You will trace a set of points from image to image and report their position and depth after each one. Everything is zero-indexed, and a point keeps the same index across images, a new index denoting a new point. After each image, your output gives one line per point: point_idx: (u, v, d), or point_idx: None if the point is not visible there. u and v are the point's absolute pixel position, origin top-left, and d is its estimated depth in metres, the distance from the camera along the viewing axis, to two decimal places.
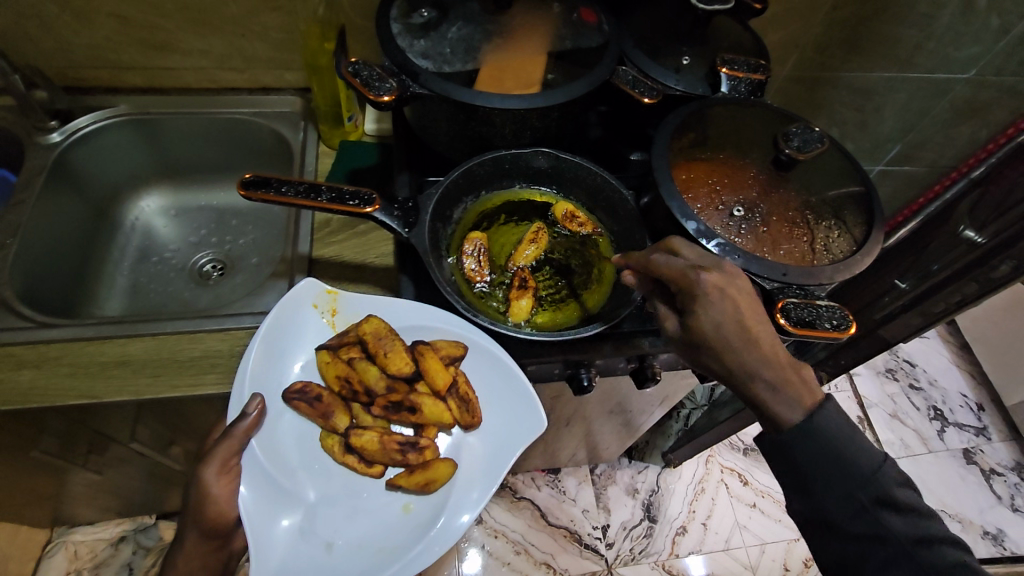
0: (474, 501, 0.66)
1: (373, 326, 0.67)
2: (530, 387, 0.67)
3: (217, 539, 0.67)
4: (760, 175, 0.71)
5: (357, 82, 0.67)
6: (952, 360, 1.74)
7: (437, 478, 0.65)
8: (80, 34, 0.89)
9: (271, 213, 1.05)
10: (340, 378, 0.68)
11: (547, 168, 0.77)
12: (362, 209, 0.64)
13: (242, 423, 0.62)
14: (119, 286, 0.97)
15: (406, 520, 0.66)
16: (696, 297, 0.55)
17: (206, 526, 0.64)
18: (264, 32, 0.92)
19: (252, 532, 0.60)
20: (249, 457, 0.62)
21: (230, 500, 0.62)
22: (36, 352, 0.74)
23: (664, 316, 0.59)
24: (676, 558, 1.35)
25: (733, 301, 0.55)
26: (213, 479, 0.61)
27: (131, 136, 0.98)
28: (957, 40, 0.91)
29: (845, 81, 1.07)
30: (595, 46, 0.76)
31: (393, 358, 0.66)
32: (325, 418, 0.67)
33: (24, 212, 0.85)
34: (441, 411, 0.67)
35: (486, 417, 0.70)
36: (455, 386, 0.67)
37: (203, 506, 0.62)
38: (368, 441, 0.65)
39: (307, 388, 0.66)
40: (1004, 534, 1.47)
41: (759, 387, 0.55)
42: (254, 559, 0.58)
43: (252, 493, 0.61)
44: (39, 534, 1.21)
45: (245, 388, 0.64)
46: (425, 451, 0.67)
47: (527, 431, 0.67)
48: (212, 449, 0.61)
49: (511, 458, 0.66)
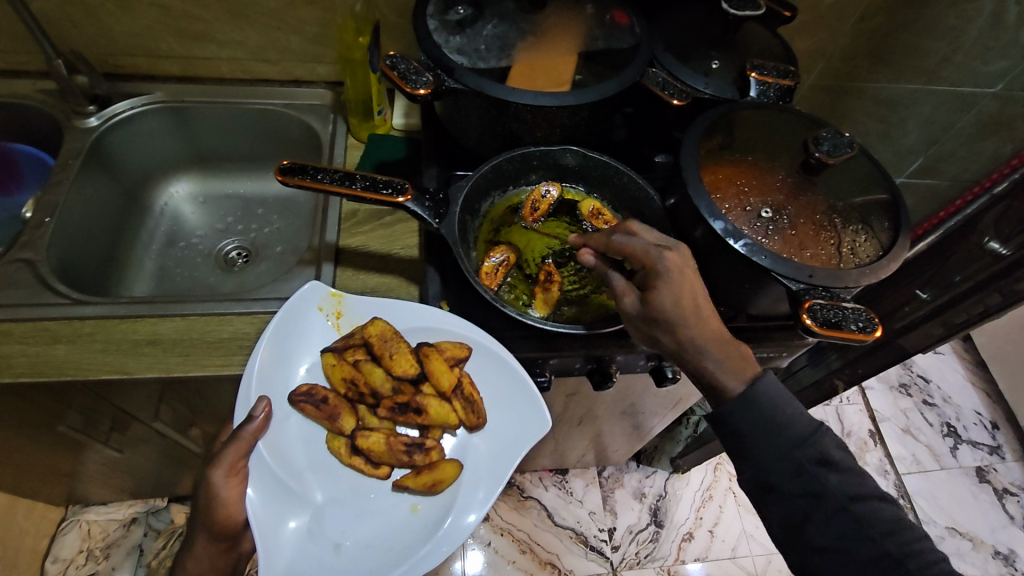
0: (481, 501, 0.66)
1: (379, 328, 0.69)
2: (534, 387, 0.69)
3: (226, 539, 0.68)
4: (787, 178, 0.71)
5: (394, 75, 0.69)
6: (967, 377, 1.73)
7: (443, 479, 0.66)
8: (122, 21, 0.91)
9: (297, 204, 1.07)
10: (346, 381, 0.68)
11: (574, 166, 0.79)
12: (394, 199, 0.65)
13: (249, 426, 0.63)
14: (146, 270, 0.99)
15: (413, 521, 0.67)
16: (662, 273, 0.60)
17: (216, 527, 0.66)
18: (299, 26, 0.95)
19: (262, 535, 0.60)
20: (255, 459, 0.63)
21: (237, 503, 0.65)
22: (70, 327, 0.76)
23: (622, 293, 0.62)
24: (681, 565, 1.34)
25: (689, 282, 0.60)
26: (222, 482, 0.63)
27: (164, 125, 1.01)
28: (985, 55, 0.90)
29: (873, 93, 1.08)
30: (626, 47, 0.77)
31: (398, 360, 0.67)
32: (332, 420, 0.67)
33: (60, 193, 0.87)
34: (446, 412, 0.68)
35: (490, 417, 0.70)
36: (460, 387, 0.68)
37: (213, 508, 0.64)
38: (374, 443, 0.66)
39: (314, 391, 0.67)
40: (1016, 555, 1.44)
41: (706, 363, 0.59)
42: (262, 561, 0.59)
43: (260, 496, 0.62)
44: (53, 512, 1.23)
45: (252, 390, 0.65)
46: (431, 452, 0.68)
47: (533, 432, 0.68)
48: (220, 453, 0.63)
49: (517, 458, 0.67)
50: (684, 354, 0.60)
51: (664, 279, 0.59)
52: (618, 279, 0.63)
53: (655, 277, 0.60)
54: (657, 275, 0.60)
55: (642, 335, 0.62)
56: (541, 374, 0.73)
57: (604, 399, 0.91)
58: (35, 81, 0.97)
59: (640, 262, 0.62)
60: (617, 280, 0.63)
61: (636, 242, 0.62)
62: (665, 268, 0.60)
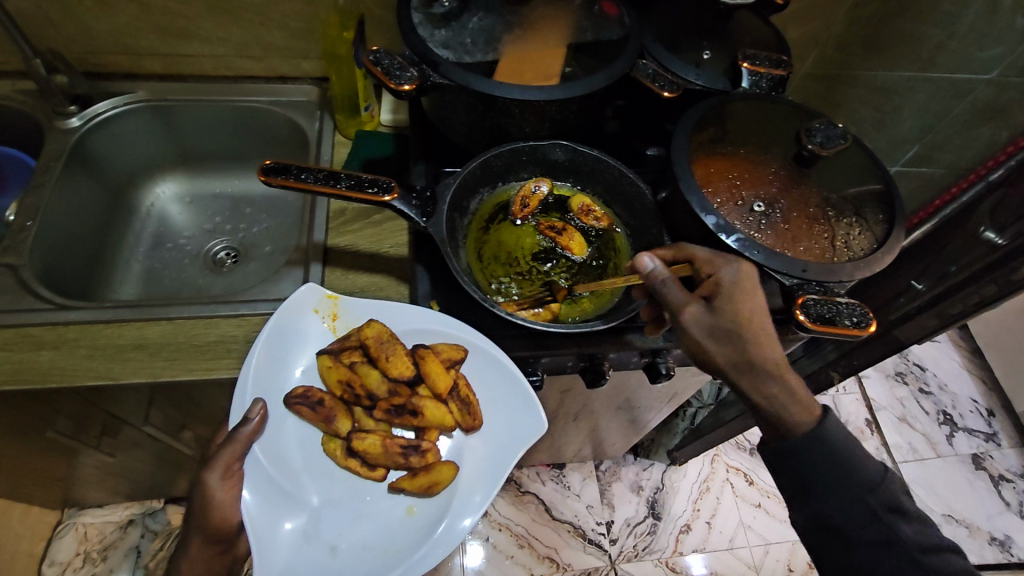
0: (477, 503, 0.66)
1: (376, 330, 0.68)
2: (530, 390, 0.68)
3: (219, 544, 0.67)
4: (780, 171, 0.70)
5: (377, 71, 0.67)
6: (964, 365, 1.73)
7: (439, 481, 0.65)
8: (101, 18, 0.89)
9: (285, 202, 1.05)
10: (342, 382, 0.67)
11: (565, 161, 0.78)
12: (380, 198, 0.64)
13: (244, 429, 0.62)
14: (133, 271, 0.98)
15: (409, 523, 0.66)
16: (731, 283, 0.60)
17: (211, 529, 0.64)
18: (283, 21, 0.93)
19: (256, 537, 0.60)
20: (250, 462, 0.63)
21: (232, 504, 0.63)
22: (54, 333, 0.75)
23: (688, 301, 0.59)
24: (679, 556, 1.34)
25: (760, 296, 0.60)
26: (217, 484, 0.62)
27: (148, 125, 0.99)
28: (980, 41, 0.89)
29: (866, 80, 1.05)
30: (614, 39, 0.76)
31: (394, 361, 0.66)
32: (327, 422, 0.67)
33: (42, 195, 0.86)
34: (442, 414, 0.67)
35: (488, 418, 0.70)
36: (456, 389, 0.68)
37: (208, 510, 0.63)
38: (370, 445, 0.65)
39: (309, 393, 0.66)
40: (1012, 541, 1.45)
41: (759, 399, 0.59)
42: (258, 563, 0.58)
43: (256, 499, 0.62)
44: (49, 515, 1.22)
45: (247, 392, 0.65)
46: (427, 454, 0.67)
47: (529, 433, 0.67)
48: (215, 455, 0.62)
49: (513, 459, 0.66)
50: (752, 375, 0.58)
51: (735, 286, 0.59)
52: (677, 289, 0.60)
53: (727, 287, 0.59)
54: (727, 285, 0.60)
55: (706, 353, 0.58)
56: (533, 373, 0.72)
57: (598, 394, 0.91)
58: (14, 81, 0.95)
59: (710, 273, 0.61)
60: (678, 290, 0.60)
61: (705, 254, 0.63)
62: (740, 277, 0.60)
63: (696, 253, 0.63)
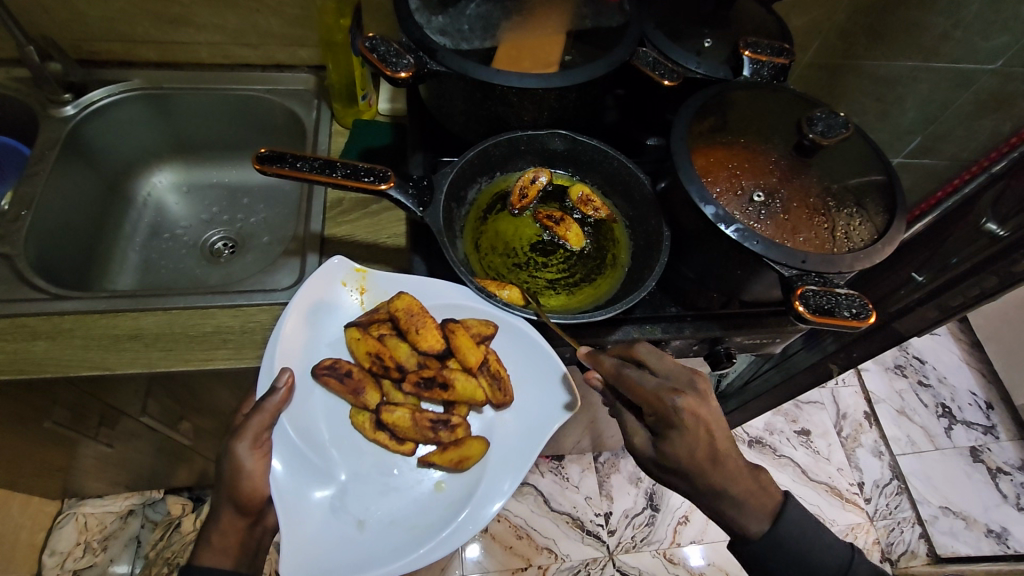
0: (507, 484, 0.65)
1: (405, 302, 0.66)
2: (562, 368, 0.67)
3: (250, 515, 0.65)
4: (781, 161, 0.69)
5: (373, 58, 0.66)
6: (963, 358, 1.73)
7: (469, 456, 0.65)
8: (95, 6, 0.88)
9: (282, 191, 1.04)
10: (371, 355, 0.66)
11: (564, 150, 0.77)
12: (376, 186, 0.63)
13: (273, 398, 0.62)
14: (130, 262, 0.97)
15: (438, 498, 0.66)
16: (674, 422, 0.60)
17: (241, 501, 0.63)
18: (278, 8, 0.91)
19: (286, 510, 0.59)
20: (278, 432, 0.62)
21: (263, 476, 0.62)
22: (50, 323, 0.74)
23: (634, 430, 0.67)
24: (678, 547, 1.35)
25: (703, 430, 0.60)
26: (246, 454, 0.61)
27: (146, 112, 0.98)
28: (984, 30, 0.87)
29: (869, 71, 1.01)
30: (615, 27, 0.75)
31: (423, 335, 0.66)
32: (356, 395, 0.66)
33: (38, 184, 0.85)
34: (472, 388, 0.67)
35: (518, 395, 0.69)
36: (486, 364, 0.67)
37: (237, 481, 0.62)
38: (399, 418, 0.66)
39: (337, 364, 0.66)
40: (1009, 533, 1.45)
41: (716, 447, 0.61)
42: (287, 533, 0.58)
43: (287, 471, 0.61)
44: (49, 505, 1.21)
45: (274, 362, 0.64)
46: (457, 429, 0.67)
47: (561, 414, 0.66)
48: (244, 424, 0.61)
49: (545, 439, 0.65)
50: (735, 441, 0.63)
51: (677, 428, 0.60)
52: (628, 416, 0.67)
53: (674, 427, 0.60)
54: (672, 424, 0.60)
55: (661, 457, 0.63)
56: None
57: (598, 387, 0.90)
58: (8, 68, 0.94)
59: (652, 411, 0.62)
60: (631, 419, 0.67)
61: (651, 389, 0.61)
62: (684, 421, 0.60)
63: (641, 382, 0.62)
